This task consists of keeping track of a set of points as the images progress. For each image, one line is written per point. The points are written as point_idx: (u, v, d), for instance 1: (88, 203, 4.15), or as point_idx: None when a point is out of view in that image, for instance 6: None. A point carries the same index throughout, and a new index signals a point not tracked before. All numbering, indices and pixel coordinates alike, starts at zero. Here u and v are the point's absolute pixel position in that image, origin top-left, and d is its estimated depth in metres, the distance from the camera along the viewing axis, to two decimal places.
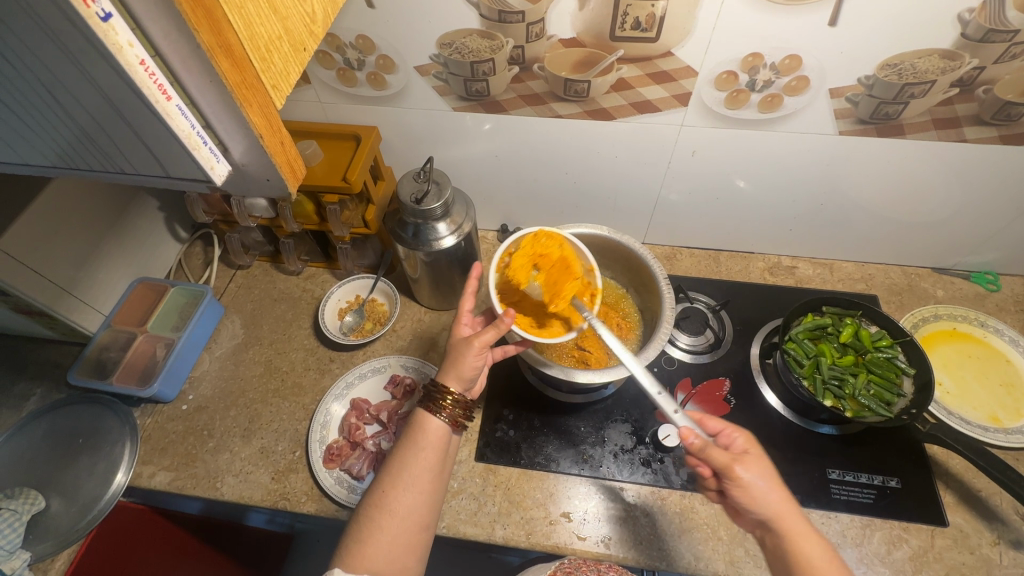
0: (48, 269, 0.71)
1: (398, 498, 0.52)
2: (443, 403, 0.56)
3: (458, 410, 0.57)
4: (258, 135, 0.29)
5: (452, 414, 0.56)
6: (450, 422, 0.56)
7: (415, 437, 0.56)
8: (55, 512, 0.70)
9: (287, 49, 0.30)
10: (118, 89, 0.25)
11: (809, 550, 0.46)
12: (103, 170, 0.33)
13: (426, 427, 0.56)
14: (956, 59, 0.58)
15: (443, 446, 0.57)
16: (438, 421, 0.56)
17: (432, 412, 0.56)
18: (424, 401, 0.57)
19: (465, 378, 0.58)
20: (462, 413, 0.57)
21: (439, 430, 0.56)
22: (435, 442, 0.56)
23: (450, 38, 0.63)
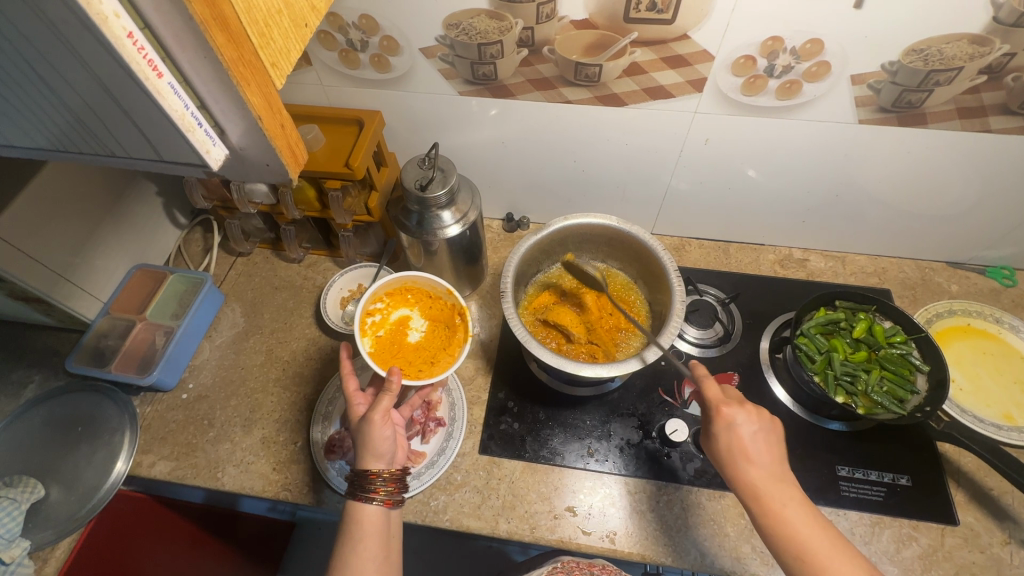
0: (44, 255, 0.70)
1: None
2: (373, 487, 0.55)
3: (389, 486, 0.56)
4: (258, 117, 0.27)
5: (384, 493, 0.56)
6: (384, 502, 0.56)
7: (353, 530, 0.54)
8: (55, 500, 0.69)
9: (288, 25, 0.28)
10: (105, 67, 0.23)
11: (796, 516, 0.49)
12: (94, 153, 0.31)
13: (361, 516, 0.55)
14: (985, 45, 0.55)
15: (385, 527, 0.56)
16: (372, 506, 0.55)
17: (365, 500, 0.55)
18: (352, 491, 0.56)
19: (384, 454, 0.57)
20: (394, 488, 0.57)
21: (376, 514, 0.56)
22: (374, 528, 0.55)
23: (457, 18, 0.61)
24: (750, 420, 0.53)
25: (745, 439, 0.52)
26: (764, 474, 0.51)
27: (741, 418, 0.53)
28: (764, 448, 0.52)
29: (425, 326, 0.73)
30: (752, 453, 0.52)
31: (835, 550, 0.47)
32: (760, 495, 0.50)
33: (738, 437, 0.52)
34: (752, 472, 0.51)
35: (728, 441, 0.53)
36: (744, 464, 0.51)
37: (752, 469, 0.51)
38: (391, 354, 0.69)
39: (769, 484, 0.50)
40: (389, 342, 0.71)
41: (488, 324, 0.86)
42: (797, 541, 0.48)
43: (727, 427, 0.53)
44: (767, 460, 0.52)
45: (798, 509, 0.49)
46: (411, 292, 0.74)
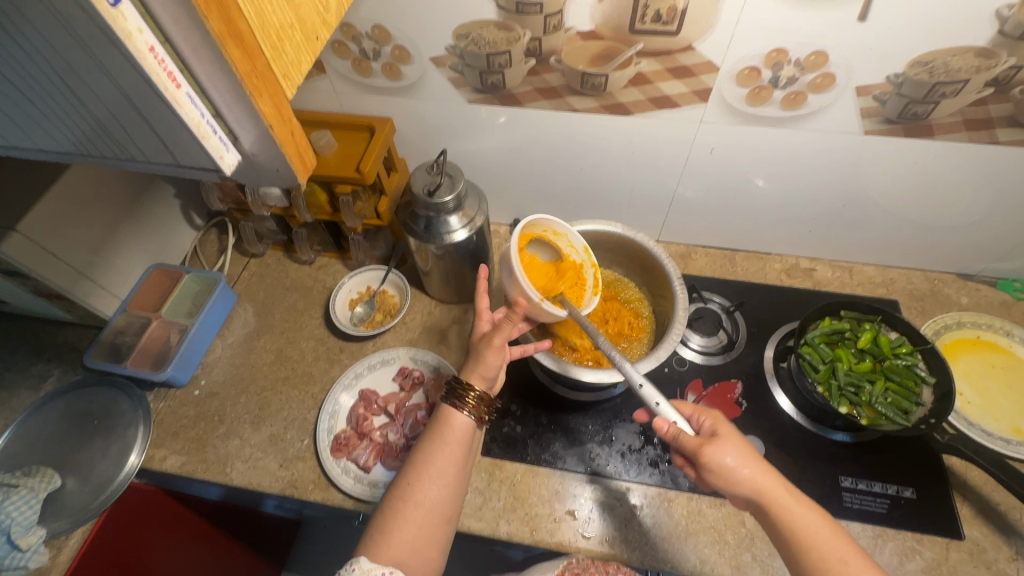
0: (67, 253, 0.73)
1: (426, 490, 0.51)
2: (466, 398, 0.56)
3: (483, 406, 0.57)
4: (268, 125, 0.28)
5: (477, 410, 0.56)
6: (474, 420, 0.56)
7: (441, 434, 0.55)
8: (70, 491, 0.71)
9: (300, 39, 0.30)
10: (129, 79, 0.25)
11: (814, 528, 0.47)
12: (116, 158, 0.33)
13: (451, 423, 0.56)
14: (992, 58, 0.55)
15: (468, 441, 0.56)
16: (462, 417, 0.56)
17: (458, 409, 0.56)
18: (448, 396, 0.57)
19: (487, 375, 0.59)
20: (486, 409, 0.57)
21: (465, 427, 0.56)
22: (462, 438, 0.55)
23: (467, 29, 0.62)
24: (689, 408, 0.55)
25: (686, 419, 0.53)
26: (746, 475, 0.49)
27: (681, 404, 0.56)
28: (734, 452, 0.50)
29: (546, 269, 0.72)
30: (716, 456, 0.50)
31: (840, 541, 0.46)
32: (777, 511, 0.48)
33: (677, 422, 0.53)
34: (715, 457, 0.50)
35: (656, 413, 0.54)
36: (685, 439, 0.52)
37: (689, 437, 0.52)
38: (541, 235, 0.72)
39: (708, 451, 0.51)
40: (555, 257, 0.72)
41: None
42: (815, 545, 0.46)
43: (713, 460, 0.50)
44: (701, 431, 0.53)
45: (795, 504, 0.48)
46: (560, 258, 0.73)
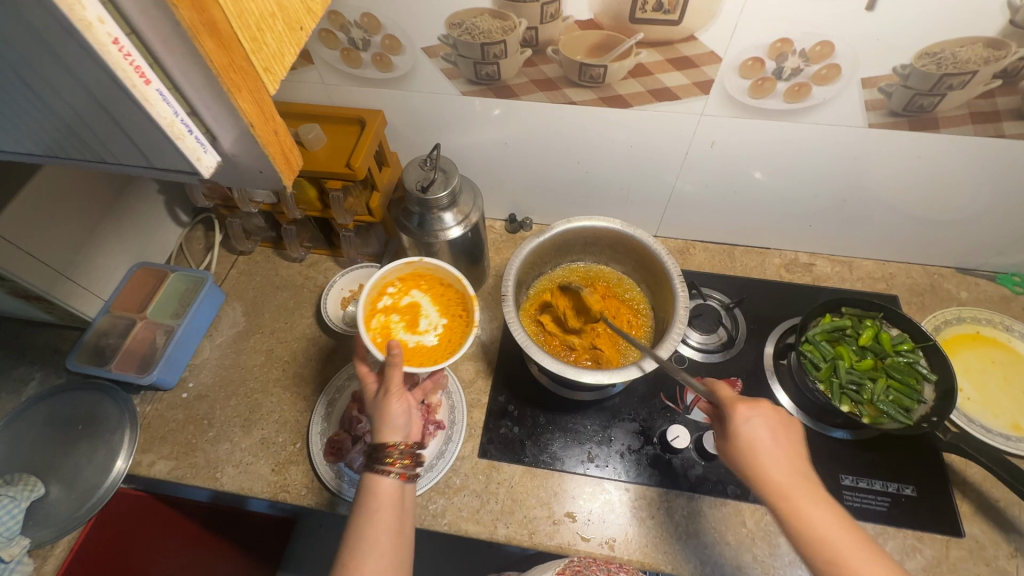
0: (44, 253, 0.70)
1: (365, 566, 0.49)
2: (388, 459, 0.55)
3: (406, 459, 0.56)
4: (249, 123, 0.26)
5: (400, 466, 0.55)
6: (401, 477, 0.55)
7: (368, 504, 0.54)
8: (54, 498, 0.69)
9: (282, 28, 0.28)
10: (91, 73, 0.22)
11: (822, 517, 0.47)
12: (87, 161, 0.30)
13: (378, 489, 0.55)
14: (1001, 49, 0.54)
15: (400, 501, 0.55)
16: (389, 479, 0.55)
17: (381, 473, 0.54)
18: (369, 464, 0.55)
19: (400, 427, 0.57)
20: (411, 461, 0.56)
21: (392, 488, 0.55)
22: (391, 502, 0.54)
23: (461, 17, 0.60)
24: (772, 416, 0.53)
25: (760, 434, 0.52)
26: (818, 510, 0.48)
27: (766, 412, 0.53)
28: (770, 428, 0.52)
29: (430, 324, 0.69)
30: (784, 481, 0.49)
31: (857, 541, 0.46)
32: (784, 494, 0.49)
33: (755, 436, 0.52)
34: (780, 483, 0.49)
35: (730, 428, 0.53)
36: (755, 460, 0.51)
37: (762, 459, 0.50)
38: (435, 280, 0.72)
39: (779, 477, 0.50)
40: (450, 304, 0.71)
41: (488, 325, 0.85)
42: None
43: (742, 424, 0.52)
44: (776, 450, 0.51)
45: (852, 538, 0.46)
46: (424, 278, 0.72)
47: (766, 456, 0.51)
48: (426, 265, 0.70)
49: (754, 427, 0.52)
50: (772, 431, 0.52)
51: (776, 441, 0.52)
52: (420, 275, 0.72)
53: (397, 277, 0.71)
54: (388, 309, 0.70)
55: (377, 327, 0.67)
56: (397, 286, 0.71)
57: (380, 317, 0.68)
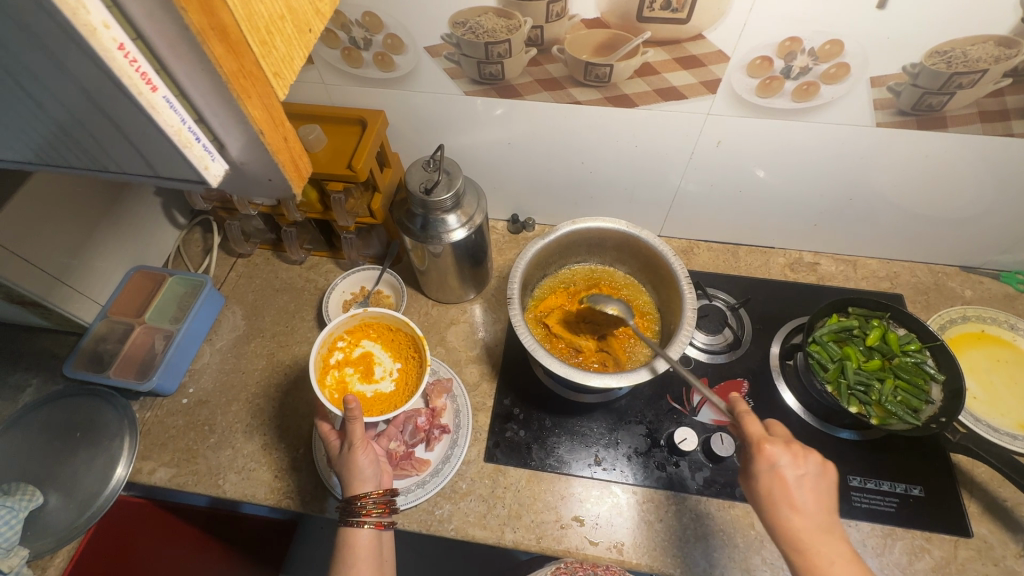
0: (40, 258, 0.68)
1: None
2: (363, 511, 0.58)
3: (380, 508, 0.59)
4: (259, 130, 0.25)
5: (375, 516, 0.58)
6: (376, 525, 0.58)
7: (346, 557, 0.57)
8: (53, 508, 0.68)
9: (291, 31, 0.27)
10: (96, 81, 0.21)
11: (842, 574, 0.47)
12: (87, 169, 0.29)
13: (356, 541, 0.57)
14: (1012, 47, 0.53)
15: (378, 548, 0.58)
16: (365, 530, 0.58)
17: (357, 525, 0.58)
18: (345, 517, 0.58)
19: (369, 478, 0.59)
20: (384, 509, 0.59)
21: (369, 537, 0.58)
22: (369, 550, 0.57)
23: (465, 16, 0.59)
24: (819, 472, 0.51)
25: (800, 492, 0.50)
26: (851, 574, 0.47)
27: (813, 469, 0.51)
28: (803, 477, 0.51)
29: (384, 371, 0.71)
30: (816, 542, 0.48)
31: None
32: (800, 544, 0.49)
33: (796, 494, 0.50)
34: (813, 544, 0.48)
35: (768, 483, 0.51)
36: (791, 520, 0.49)
37: (797, 521, 0.49)
38: (383, 326, 0.73)
39: (814, 540, 0.49)
40: (400, 347, 0.72)
41: (492, 327, 0.84)
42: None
43: (769, 467, 0.51)
44: (816, 513, 0.50)
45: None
46: (373, 327, 0.73)
47: (804, 515, 0.49)
48: (371, 316, 0.72)
49: (795, 484, 0.50)
50: (817, 489, 0.50)
51: (816, 501, 0.50)
52: (369, 324, 0.73)
53: (346, 330, 0.72)
54: (342, 363, 0.71)
55: (332, 384, 0.69)
56: (348, 339, 0.72)
57: (334, 373, 0.69)
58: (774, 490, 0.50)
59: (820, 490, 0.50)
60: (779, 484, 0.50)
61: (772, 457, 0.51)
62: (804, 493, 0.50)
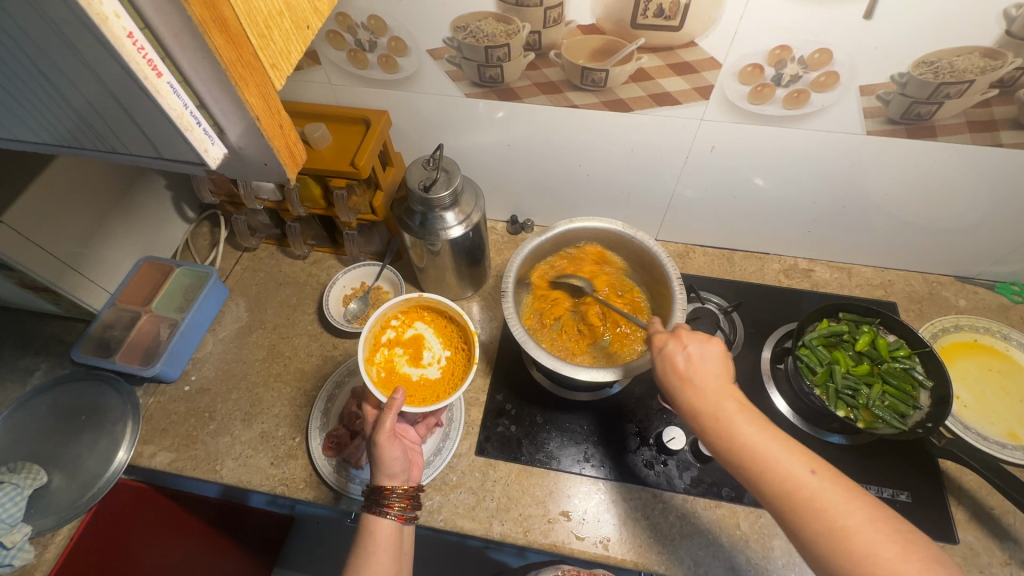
0: (53, 245, 0.71)
1: None
2: (389, 503, 0.59)
3: (405, 503, 0.60)
4: (255, 116, 0.27)
5: (398, 509, 0.59)
6: (398, 518, 0.59)
7: (368, 543, 0.57)
8: (56, 487, 0.70)
9: (289, 26, 0.29)
10: (106, 66, 0.23)
11: (753, 436, 0.45)
12: (98, 151, 0.31)
13: (378, 531, 0.58)
14: (997, 58, 0.54)
15: (398, 541, 0.59)
16: (387, 521, 0.58)
17: (380, 514, 0.59)
18: (369, 506, 0.59)
19: (397, 471, 0.61)
20: (409, 505, 0.60)
21: (391, 529, 0.59)
22: (390, 543, 0.58)
23: (465, 21, 0.61)
24: (705, 348, 0.52)
25: (695, 365, 0.51)
26: (766, 441, 0.45)
27: (695, 345, 0.52)
28: (687, 352, 0.52)
29: (438, 354, 0.72)
30: (730, 408, 0.47)
31: (793, 460, 0.43)
32: (714, 415, 0.48)
33: (706, 365, 0.51)
34: (729, 421, 0.47)
35: (661, 366, 0.53)
36: (703, 388, 0.49)
37: (696, 395, 0.49)
38: (437, 311, 0.74)
39: (725, 410, 0.47)
40: (452, 336, 0.73)
41: (488, 325, 0.86)
42: (820, 521, 0.40)
43: (659, 353, 0.54)
44: (705, 382, 0.50)
45: (805, 465, 0.43)
46: (427, 310, 0.75)
47: (713, 384, 0.49)
48: (427, 299, 0.73)
49: (701, 358, 0.52)
50: (704, 365, 0.51)
51: (714, 373, 0.50)
52: (423, 308, 0.74)
53: (399, 311, 0.74)
54: (393, 342, 0.72)
55: (380, 362, 0.70)
56: (401, 319, 0.74)
57: (384, 351, 0.71)
58: (667, 371, 0.53)
59: (712, 367, 0.51)
60: (685, 356, 0.52)
61: (684, 340, 0.53)
62: (670, 369, 0.52)
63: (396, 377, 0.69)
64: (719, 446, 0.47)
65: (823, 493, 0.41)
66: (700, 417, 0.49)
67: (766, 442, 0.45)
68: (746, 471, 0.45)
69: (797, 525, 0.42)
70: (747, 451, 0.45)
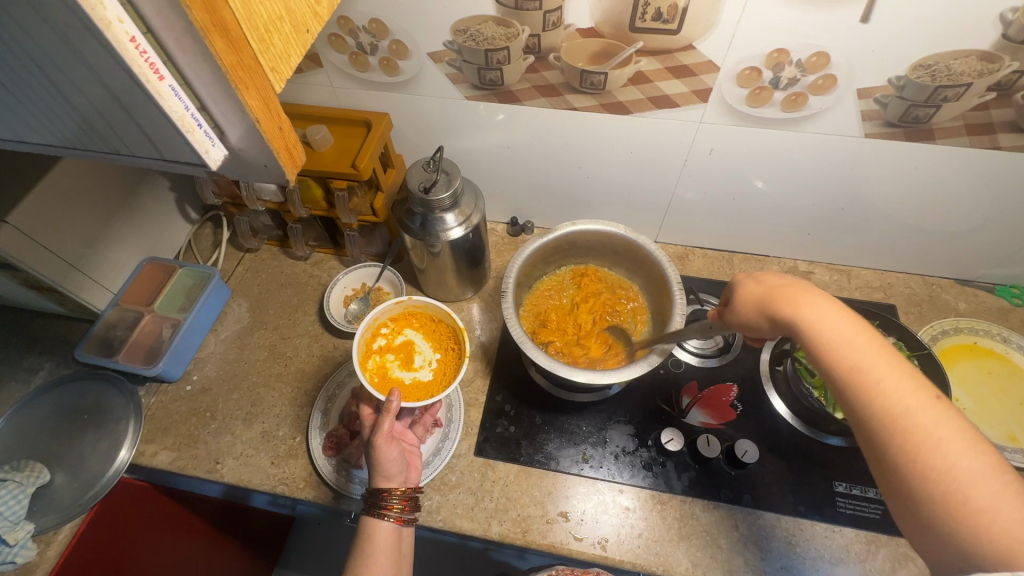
0: (57, 246, 0.72)
1: None
2: (388, 505, 0.59)
3: (403, 505, 0.60)
4: (255, 119, 0.28)
5: (396, 510, 0.60)
6: (396, 520, 0.59)
7: (365, 547, 0.57)
8: (58, 486, 0.71)
9: (289, 31, 0.29)
10: (109, 69, 0.24)
11: (869, 364, 0.42)
12: (102, 153, 0.32)
13: (375, 534, 0.58)
14: (994, 62, 0.55)
15: (397, 543, 0.59)
16: (385, 523, 0.59)
17: (378, 517, 0.59)
18: (368, 508, 0.60)
19: (395, 474, 0.62)
20: (407, 506, 0.61)
21: (388, 531, 0.59)
22: (387, 545, 0.58)
23: (465, 24, 0.62)
24: (778, 278, 0.51)
25: (795, 291, 0.48)
26: (867, 356, 0.42)
27: (784, 279, 0.49)
28: (790, 283, 0.49)
29: (431, 357, 0.73)
30: (829, 316, 0.45)
31: (909, 392, 0.40)
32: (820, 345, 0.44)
33: (788, 287, 0.49)
34: (842, 346, 0.43)
35: (750, 297, 0.50)
36: (790, 298, 0.47)
37: (796, 319, 0.46)
38: (426, 316, 0.75)
39: (830, 337, 0.44)
40: (441, 338, 0.74)
41: (488, 326, 0.86)
42: (920, 442, 0.38)
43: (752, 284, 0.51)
44: (809, 307, 0.46)
45: (908, 388, 0.41)
46: (416, 316, 0.75)
47: (801, 294, 0.47)
48: (415, 304, 0.74)
49: (798, 288, 0.48)
50: (805, 291, 0.47)
51: (819, 301, 0.46)
52: (412, 313, 0.75)
53: (389, 318, 0.74)
54: (384, 349, 0.73)
55: (372, 368, 0.70)
56: (391, 326, 0.75)
57: (375, 358, 0.71)
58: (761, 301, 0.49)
59: (818, 294, 0.47)
60: (763, 281, 0.50)
61: (767, 278, 0.51)
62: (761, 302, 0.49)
63: (390, 383, 0.69)
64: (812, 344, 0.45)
65: (924, 420, 0.39)
66: (791, 318, 0.46)
67: (879, 372, 0.41)
68: (840, 375, 0.43)
69: (887, 441, 0.40)
70: (855, 377, 0.42)
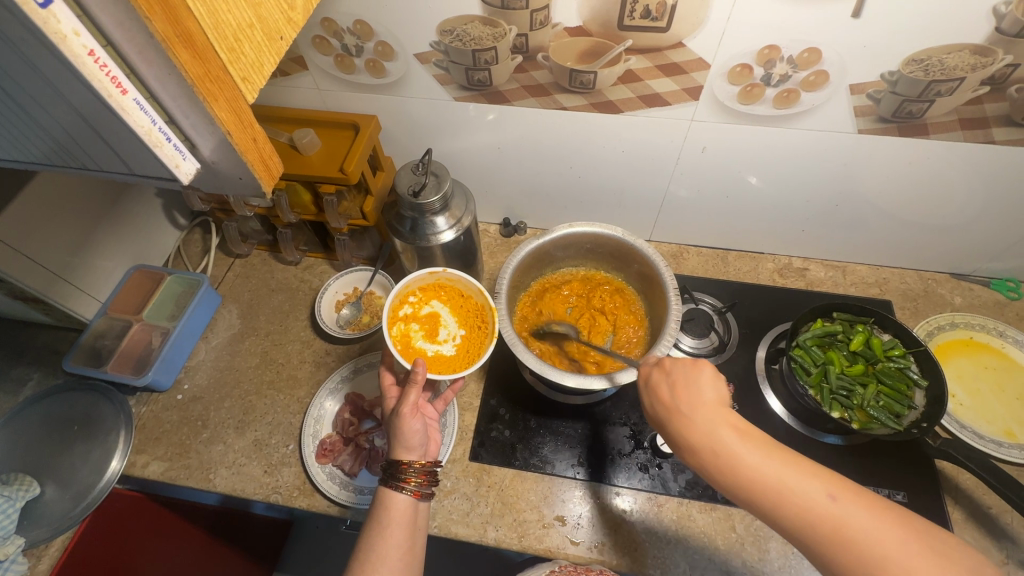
0: (41, 255, 0.70)
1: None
2: (408, 476, 0.58)
3: (422, 478, 0.59)
4: (226, 131, 0.27)
5: (415, 484, 0.58)
6: (414, 494, 0.58)
7: (381, 517, 0.57)
8: (49, 499, 0.70)
9: (260, 38, 0.28)
10: (68, 82, 0.23)
11: (751, 458, 0.44)
12: (70, 167, 0.31)
13: (393, 506, 0.57)
14: (988, 56, 0.54)
15: (413, 518, 0.58)
16: (402, 496, 0.57)
17: (396, 489, 0.58)
18: (387, 478, 0.59)
19: (415, 446, 0.61)
20: (426, 481, 0.59)
21: (405, 505, 0.58)
22: (403, 519, 0.57)
23: (451, 24, 0.61)
24: (690, 371, 0.51)
25: (679, 393, 0.50)
26: (782, 476, 0.42)
27: (680, 370, 0.52)
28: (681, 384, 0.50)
29: (458, 332, 0.72)
30: (728, 437, 0.45)
31: (796, 476, 0.42)
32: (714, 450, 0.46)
33: (699, 390, 0.49)
34: (726, 446, 0.45)
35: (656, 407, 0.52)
36: (694, 420, 0.47)
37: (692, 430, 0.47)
38: (455, 291, 0.73)
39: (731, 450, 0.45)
40: (468, 315, 0.73)
41: None
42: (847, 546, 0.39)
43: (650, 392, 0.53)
44: (699, 411, 0.48)
45: (823, 489, 0.41)
46: (445, 289, 0.74)
47: (701, 413, 0.47)
48: (447, 277, 0.72)
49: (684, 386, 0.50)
50: (689, 389, 0.50)
51: (701, 398, 0.48)
52: (442, 286, 0.74)
53: (418, 287, 0.73)
54: (409, 317, 0.72)
55: (397, 335, 0.69)
56: (418, 296, 0.73)
57: (400, 326, 0.70)
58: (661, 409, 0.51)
59: (703, 390, 0.49)
60: (670, 386, 0.51)
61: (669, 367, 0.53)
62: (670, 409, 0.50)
63: (414, 352, 0.69)
64: (729, 481, 0.45)
65: (849, 522, 0.40)
66: (698, 450, 0.47)
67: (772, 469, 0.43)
68: (757, 504, 0.43)
69: (826, 555, 0.40)
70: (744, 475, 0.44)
